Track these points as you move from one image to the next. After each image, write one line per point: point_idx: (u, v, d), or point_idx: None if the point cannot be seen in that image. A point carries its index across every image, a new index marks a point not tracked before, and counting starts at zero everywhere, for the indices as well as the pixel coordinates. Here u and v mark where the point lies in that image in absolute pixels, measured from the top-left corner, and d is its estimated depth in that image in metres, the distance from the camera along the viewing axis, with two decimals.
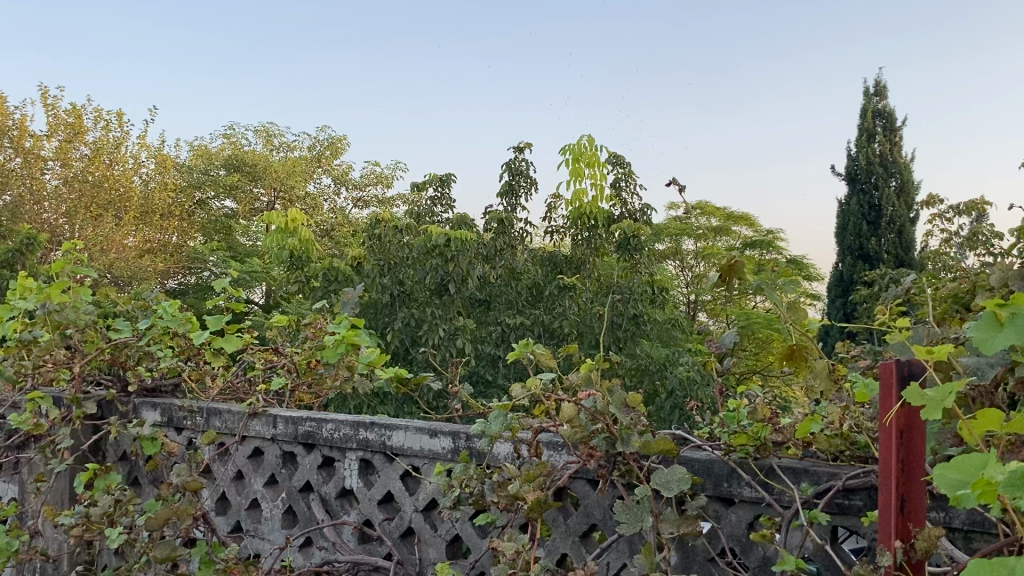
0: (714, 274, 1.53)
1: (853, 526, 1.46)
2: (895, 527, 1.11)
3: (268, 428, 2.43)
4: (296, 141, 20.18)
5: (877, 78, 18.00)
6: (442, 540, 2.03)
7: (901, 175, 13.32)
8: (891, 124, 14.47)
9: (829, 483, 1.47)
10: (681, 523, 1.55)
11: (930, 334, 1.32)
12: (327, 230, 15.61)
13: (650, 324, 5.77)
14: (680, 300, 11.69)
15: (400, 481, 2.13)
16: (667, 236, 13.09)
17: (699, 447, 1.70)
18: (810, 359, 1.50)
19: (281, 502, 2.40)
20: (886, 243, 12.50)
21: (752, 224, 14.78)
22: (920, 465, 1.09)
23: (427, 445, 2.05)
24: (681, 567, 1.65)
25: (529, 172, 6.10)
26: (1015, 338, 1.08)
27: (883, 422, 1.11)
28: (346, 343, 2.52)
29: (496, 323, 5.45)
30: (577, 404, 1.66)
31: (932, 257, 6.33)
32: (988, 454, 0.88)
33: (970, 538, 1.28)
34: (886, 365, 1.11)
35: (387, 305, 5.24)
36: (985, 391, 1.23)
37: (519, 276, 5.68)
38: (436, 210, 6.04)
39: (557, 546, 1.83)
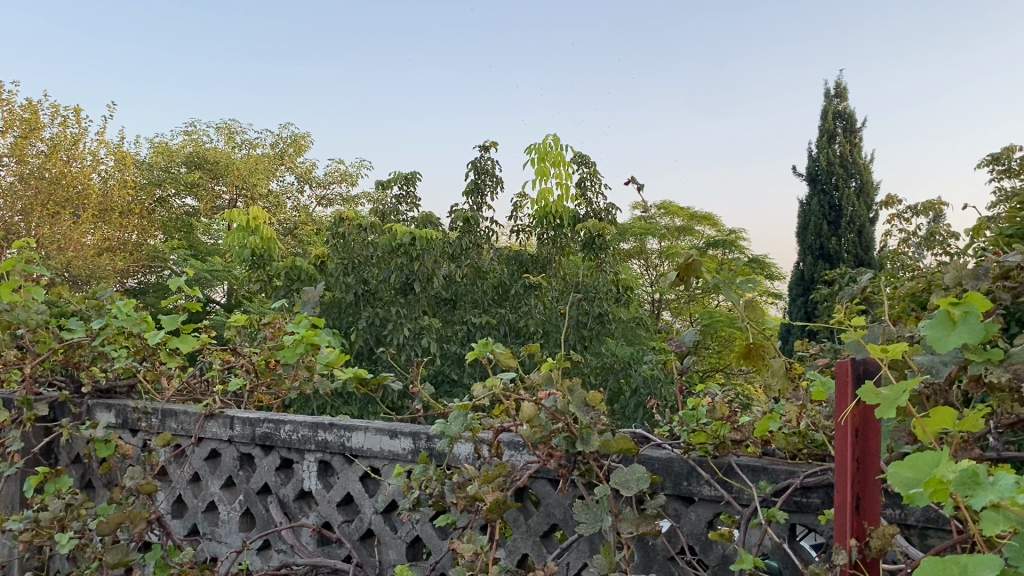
0: (671, 273, 1.52)
1: (811, 524, 1.46)
2: (849, 526, 1.11)
3: (225, 429, 2.40)
4: (258, 138, 19.93)
5: (836, 81, 18.24)
6: (402, 541, 2.00)
7: (861, 176, 13.52)
8: (851, 126, 14.69)
9: (787, 481, 1.47)
10: (640, 523, 1.54)
11: (884, 332, 1.33)
12: (289, 228, 15.45)
13: (615, 322, 5.79)
14: (644, 299, 11.74)
15: (359, 482, 2.10)
16: (632, 236, 13.14)
17: (659, 446, 1.70)
18: (768, 357, 1.50)
19: (238, 504, 2.35)
20: (846, 243, 12.67)
21: (716, 223, 14.89)
22: (875, 463, 1.09)
23: (387, 446, 2.03)
24: (641, 567, 1.64)
25: (494, 171, 6.08)
26: (968, 338, 1.09)
27: (839, 420, 1.11)
28: (306, 343, 2.48)
29: (462, 323, 5.43)
30: (538, 403, 1.64)
31: (891, 258, 6.43)
32: (942, 453, 0.89)
33: (925, 534, 1.29)
34: (842, 364, 1.11)
35: (352, 304, 5.19)
36: (939, 390, 1.24)
37: (485, 275, 5.67)
38: (401, 209, 5.99)
39: (518, 547, 1.81)
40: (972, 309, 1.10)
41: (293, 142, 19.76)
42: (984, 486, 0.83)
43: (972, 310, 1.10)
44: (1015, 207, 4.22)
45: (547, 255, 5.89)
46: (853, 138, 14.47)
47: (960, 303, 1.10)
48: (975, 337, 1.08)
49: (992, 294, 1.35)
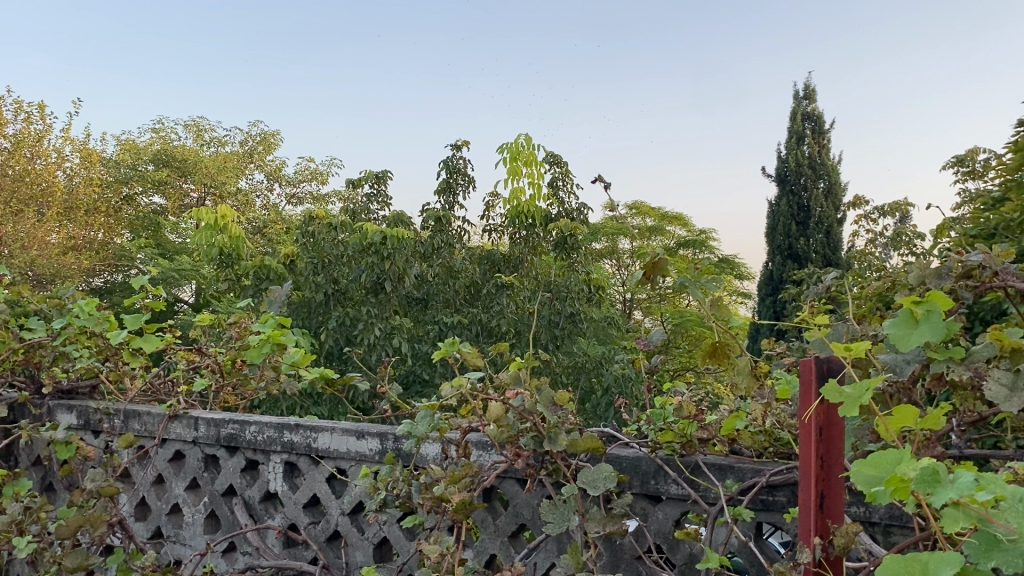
0: (638, 272, 1.52)
1: (777, 522, 1.47)
2: (813, 524, 1.11)
3: (189, 430, 2.36)
4: (228, 136, 19.73)
5: (805, 82, 18.39)
6: (368, 543, 1.98)
7: (829, 177, 13.68)
8: (821, 127, 14.85)
9: (754, 479, 1.48)
10: (607, 522, 1.53)
11: (848, 331, 1.34)
12: (258, 227, 15.30)
13: (587, 322, 5.80)
14: (616, 298, 11.78)
15: (326, 483, 2.08)
16: (604, 236, 13.16)
17: (626, 445, 1.70)
18: (733, 356, 1.51)
19: (203, 506, 2.32)
20: (815, 243, 12.80)
21: (686, 223, 14.98)
22: (839, 461, 1.09)
23: (354, 447, 2.01)
24: (608, 567, 1.63)
25: (466, 170, 6.06)
26: (930, 336, 1.09)
27: (803, 418, 1.12)
28: (272, 343, 2.46)
29: (433, 323, 5.40)
30: (505, 403, 1.62)
31: (859, 257, 6.51)
32: (904, 451, 0.89)
33: (889, 532, 1.30)
34: (806, 362, 1.12)
35: (321, 303, 5.13)
36: (903, 388, 1.24)
37: (456, 275, 5.65)
38: (372, 207, 5.95)
39: (485, 548, 1.80)
40: (934, 308, 1.11)
41: (263, 140, 19.58)
42: (944, 484, 0.83)
43: (934, 309, 1.11)
44: (978, 208, 4.31)
45: (519, 254, 5.88)
46: (821, 139, 14.64)
47: (922, 301, 1.10)
48: (937, 336, 1.09)
49: (955, 294, 1.36)
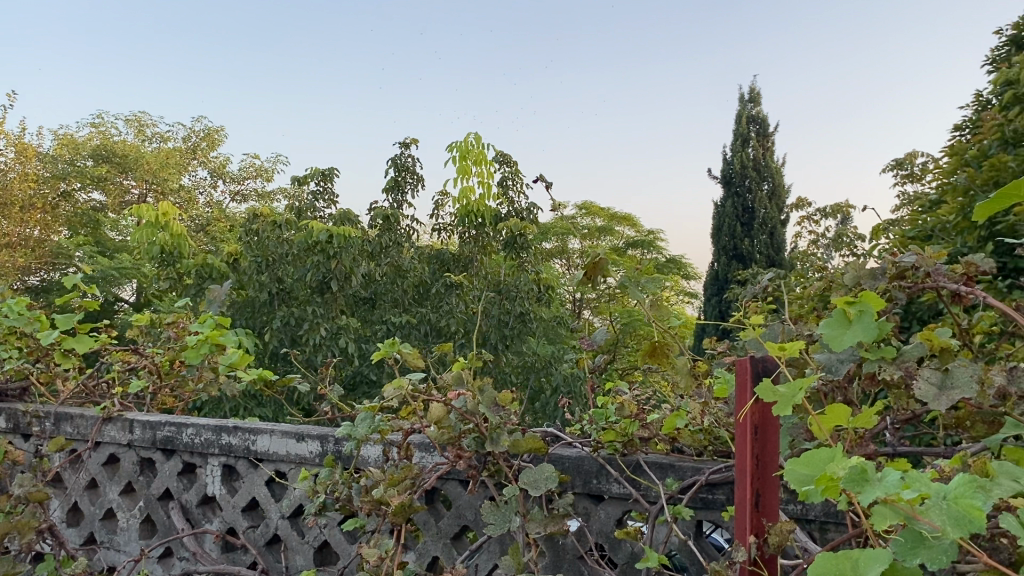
0: (579, 272, 1.52)
1: (716, 520, 1.48)
2: (749, 523, 1.11)
3: (125, 433, 2.30)
4: (170, 132, 19.29)
5: (751, 85, 18.66)
6: (309, 547, 1.94)
7: (773, 179, 13.93)
8: (764, 131, 15.13)
9: (694, 478, 1.47)
10: (548, 523, 1.51)
11: (784, 331, 1.35)
12: (202, 224, 15.02)
13: (536, 321, 5.81)
14: (565, 298, 11.83)
15: (265, 487, 2.04)
16: (553, 236, 13.17)
17: (569, 444, 1.70)
18: (672, 356, 1.52)
19: (138, 511, 2.26)
20: (759, 244, 13.01)
21: (635, 224, 15.08)
22: (773, 459, 1.11)
23: (293, 449, 1.98)
24: (551, 567, 1.63)
25: (415, 168, 6.03)
26: (863, 336, 1.11)
27: (738, 417, 1.12)
28: (210, 344, 2.40)
29: (381, 322, 5.35)
30: (447, 404, 1.60)
31: (802, 258, 6.64)
32: (836, 449, 0.90)
33: (824, 528, 1.32)
34: (741, 362, 1.12)
35: (265, 303, 5.04)
36: (839, 387, 1.26)
37: (405, 274, 5.60)
38: (318, 205, 5.87)
39: (428, 550, 1.78)
40: (867, 308, 1.12)
41: (207, 136, 19.21)
42: (872, 483, 0.84)
43: (866, 309, 1.13)
44: (916, 210, 4.43)
45: (468, 254, 5.84)
46: (765, 141, 14.90)
47: (855, 302, 1.12)
48: (870, 336, 1.10)
49: (888, 294, 1.39)
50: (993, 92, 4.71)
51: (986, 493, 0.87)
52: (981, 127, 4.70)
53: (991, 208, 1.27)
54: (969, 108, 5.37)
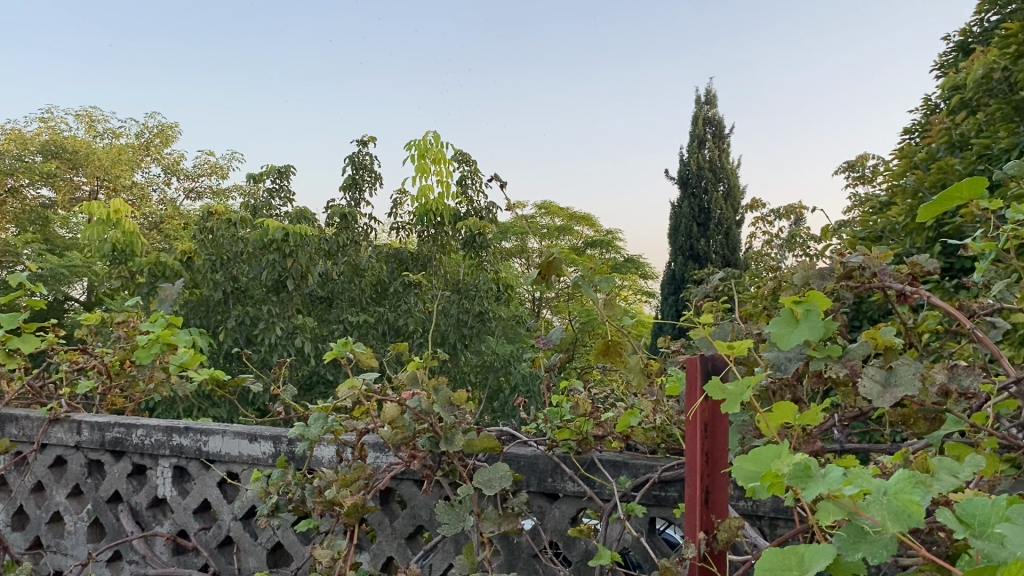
0: (534, 272, 1.53)
1: (668, 517, 1.50)
2: (699, 519, 1.13)
3: (72, 435, 2.25)
4: (122, 127, 18.91)
5: (707, 87, 18.85)
6: (262, 548, 1.92)
7: (729, 180, 14.11)
8: (720, 132, 15.31)
9: (647, 475, 1.49)
10: (502, 521, 1.52)
11: (734, 329, 1.37)
12: (155, 222, 14.78)
13: (495, 321, 5.81)
14: (525, 298, 11.85)
15: (217, 488, 2.01)
16: (513, 235, 13.18)
17: (525, 443, 1.71)
18: (625, 354, 1.53)
19: (86, 514, 2.21)
20: (715, 244, 13.16)
21: (594, 224, 15.15)
22: (723, 456, 1.12)
23: (246, 450, 1.95)
24: (505, 566, 1.63)
25: (373, 166, 5.98)
26: (809, 335, 1.13)
27: (689, 415, 1.14)
28: (161, 343, 2.36)
29: (338, 321, 5.31)
30: (401, 404, 1.59)
31: (756, 258, 6.74)
32: (782, 446, 0.91)
33: (774, 524, 1.35)
34: (691, 360, 1.14)
35: (219, 302, 4.98)
36: (788, 385, 1.28)
37: (362, 273, 5.56)
38: (274, 203, 5.80)
39: (383, 550, 1.78)
40: (813, 307, 1.14)
41: (161, 133, 18.89)
42: (815, 479, 0.86)
43: (813, 308, 1.15)
44: (867, 212, 4.52)
45: (427, 253, 5.77)
46: (721, 143, 15.09)
47: (802, 301, 1.14)
48: (816, 335, 1.12)
49: (836, 293, 1.41)
50: (940, 95, 4.84)
51: (926, 487, 0.89)
52: (929, 131, 4.83)
53: (934, 210, 1.30)
54: (919, 112, 5.49)
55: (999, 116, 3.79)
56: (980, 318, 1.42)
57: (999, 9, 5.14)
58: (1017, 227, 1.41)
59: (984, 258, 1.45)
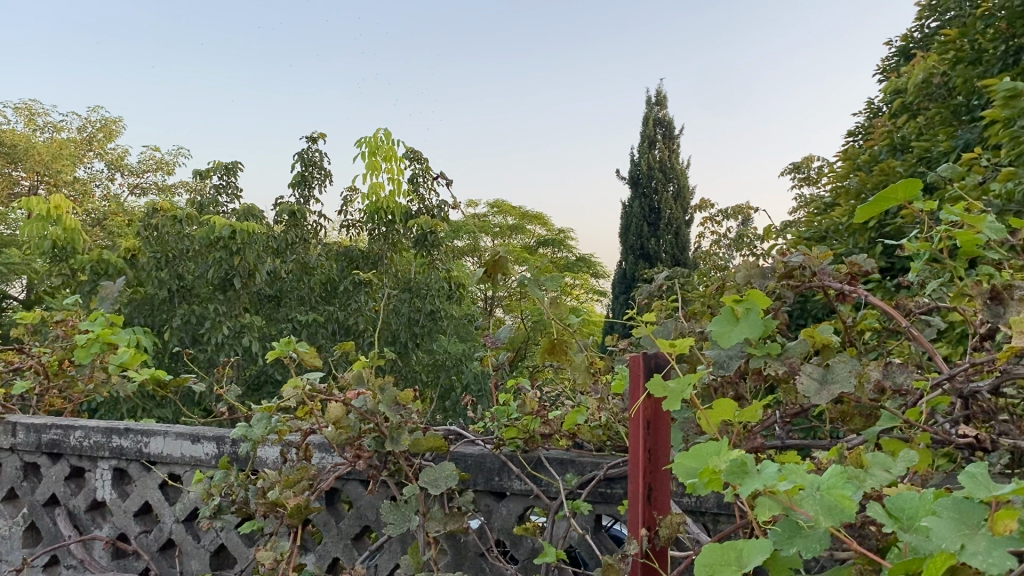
0: (480, 270, 1.52)
1: (613, 514, 1.51)
2: (641, 516, 1.14)
3: (7, 437, 2.19)
4: (63, 121, 18.41)
5: (657, 88, 19.02)
6: (205, 551, 1.89)
7: (678, 181, 14.27)
8: (670, 133, 15.49)
9: (593, 473, 1.51)
10: (448, 520, 1.51)
11: (677, 328, 1.39)
12: (97, 219, 14.43)
13: (446, 319, 5.80)
14: (477, 297, 11.83)
15: (158, 490, 1.97)
16: (465, 234, 13.16)
17: (472, 442, 1.71)
18: (571, 352, 1.54)
19: (22, 518, 2.15)
20: (665, 244, 13.31)
21: (546, 223, 15.19)
22: (664, 453, 1.13)
23: (188, 451, 1.92)
24: (452, 565, 1.63)
25: (322, 163, 5.91)
26: (748, 333, 1.15)
27: (632, 412, 1.15)
28: (101, 343, 2.31)
29: (286, 320, 5.24)
30: (346, 404, 1.57)
31: (704, 256, 6.83)
32: (722, 443, 0.92)
33: (716, 520, 1.37)
34: (634, 358, 1.15)
35: (165, 300, 4.88)
36: (730, 382, 1.30)
37: (312, 271, 5.50)
38: (221, 200, 5.69)
39: (328, 551, 1.76)
40: (753, 307, 1.16)
41: (104, 128, 18.42)
42: (751, 475, 0.87)
43: (753, 307, 1.17)
44: (812, 212, 4.61)
45: (378, 252, 5.71)
46: (671, 143, 15.25)
47: (742, 300, 1.16)
48: (755, 332, 1.15)
49: (777, 292, 1.44)
50: (882, 98, 4.95)
51: (858, 483, 0.92)
52: (872, 134, 4.94)
53: (871, 211, 1.33)
54: (863, 115, 5.61)
55: (938, 120, 3.88)
56: (915, 317, 1.45)
57: (938, 15, 5.27)
58: (950, 228, 1.44)
59: (920, 258, 1.48)
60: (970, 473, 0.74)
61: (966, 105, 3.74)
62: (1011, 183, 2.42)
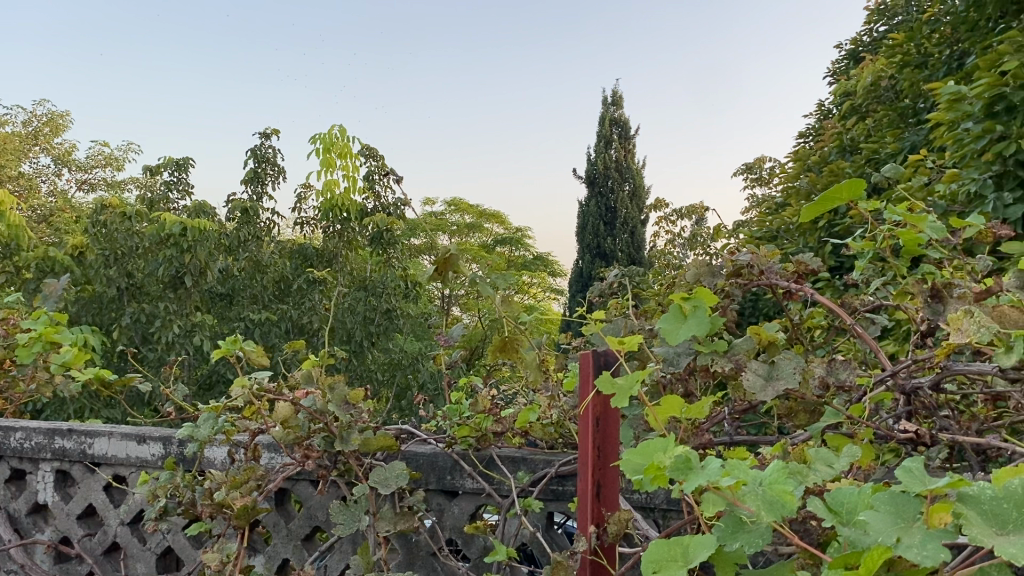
0: (429, 267, 1.50)
1: (564, 510, 1.52)
2: (590, 513, 1.14)
3: None
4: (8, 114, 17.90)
5: (613, 90, 19.12)
6: (151, 554, 1.85)
7: (634, 180, 14.36)
8: (626, 133, 15.60)
9: (544, 470, 1.51)
10: (398, 520, 1.50)
11: (627, 325, 1.40)
12: (44, 215, 14.05)
13: (403, 318, 5.77)
14: (434, 295, 11.79)
15: (103, 492, 1.93)
16: (422, 232, 13.10)
17: (423, 441, 1.70)
18: (522, 350, 1.54)
19: None
20: (621, 243, 13.40)
21: (504, 221, 15.20)
22: (614, 449, 1.14)
23: (134, 452, 1.88)
24: (404, 564, 1.62)
25: (276, 160, 5.83)
26: (695, 330, 1.16)
27: (581, 408, 1.15)
28: (43, 342, 2.26)
29: (239, 319, 5.17)
30: (294, 404, 1.55)
31: (659, 255, 6.89)
32: (668, 439, 0.93)
33: (666, 516, 1.38)
34: (584, 355, 1.15)
35: (114, 299, 4.78)
36: (679, 379, 1.31)
37: (265, 269, 5.42)
38: (172, 196, 5.59)
39: (278, 553, 1.74)
40: (700, 304, 1.17)
41: (50, 122, 17.95)
42: (695, 471, 0.88)
43: (700, 305, 1.18)
44: (764, 212, 4.67)
45: (333, 250, 5.64)
46: (627, 143, 15.35)
47: (690, 298, 1.17)
48: (702, 330, 1.15)
49: (726, 290, 1.45)
50: (832, 100, 5.03)
51: (801, 478, 0.93)
52: (822, 135, 5.03)
53: (817, 210, 1.34)
54: (814, 116, 5.70)
55: (886, 122, 3.96)
56: (861, 315, 1.48)
57: (886, 20, 5.37)
58: (894, 228, 1.47)
59: (863, 257, 1.51)
60: (906, 468, 0.75)
61: (913, 108, 3.81)
62: (955, 185, 2.47)
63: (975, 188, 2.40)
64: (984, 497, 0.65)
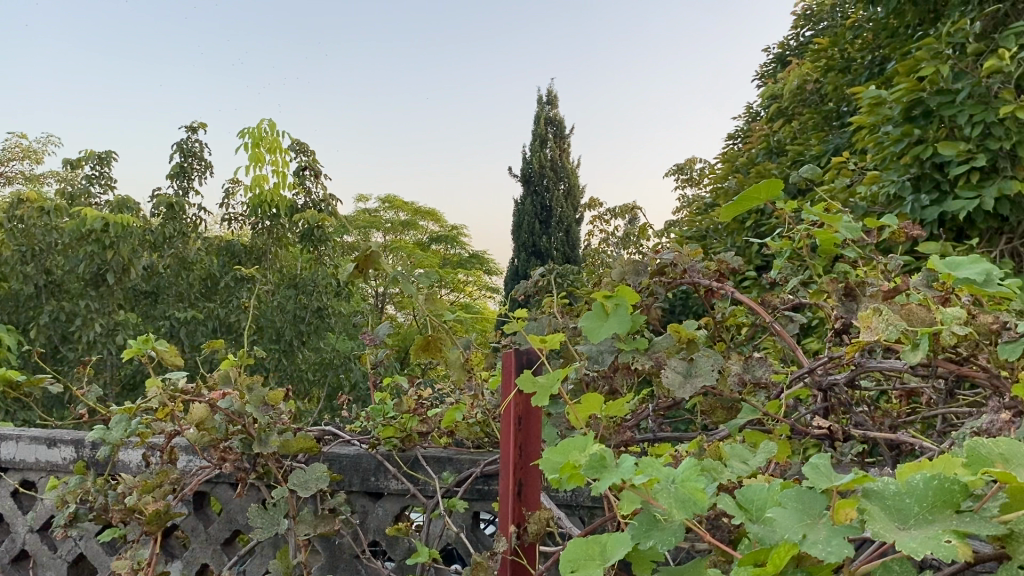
0: (350, 266, 1.46)
1: (489, 509, 1.50)
2: (510, 512, 1.13)
3: None
4: None
5: (549, 88, 19.18)
6: (61, 561, 1.77)
7: (569, 179, 14.42)
8: (562, 132, 15.67)
9: (469, 470, 1.49)
10: (318, 523, 1.46)
11: (551, 323, 1.39)
12: None
13: (333, 317, 5.68)
14: (369, 293, 11.64)
15: (10, 498, 1.85)
16: (356, 230, 12.94)
17: (348, 442, 1.67)
18: (446, 350, 1.52)
19: None
20: (556, 241, 13.44)
21: (440, 219, 15.11)
22: (535, 448, 1.13)
23: (43, 456, 1.81)
24: (327, 567, 1.59)
25: (202, 154, 5.68)
26: (616, 328, 1.16)
27: (503, 407, 1.14)
28: None
29: (164, 317, 5.03)
30: (210, 405, 1.51)
31: (592, 254, 6.93)
32: (586, 437, 0.92)
33: (591, 514, 1.37)
34: (506, 354, 1.14)
35: (31, 297, 4.61)
36: (602, 377, 1.31)
37: (191, 266, 5.27)
38: (92, 190, 5.39)
39: (196, 557, 1.68)
40: (621, 302, 1.17)
41: None
42: (609, 469, 0.87)
43: (621, 303, 1.18)
44: (694, 212, 4.73)
45: (261, 246, 5.51)
46: (563, 142, 15.42)
47: (611, 296, 1.17)
48: (622, 328, 1.15)
49: (650, 288, 1.45)
50: (760, 102, 5.12)
51: (716, 474, 0.93)
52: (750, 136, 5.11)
53: (737, 209, 1.35)
54: (743, 118, 5.80)
55: (811, 124, 4.05)
56: (780, 313, 1.49)
57: (812, 25, 5.49)
58: (811, 227, 1.49)
59: (782, 255, 1.53)
60: (813, 464, 0.75)
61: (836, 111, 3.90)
62: (876, 186, 2.53)
63: (894, 190, 2.46)
64: (887, 493, 0.65)
